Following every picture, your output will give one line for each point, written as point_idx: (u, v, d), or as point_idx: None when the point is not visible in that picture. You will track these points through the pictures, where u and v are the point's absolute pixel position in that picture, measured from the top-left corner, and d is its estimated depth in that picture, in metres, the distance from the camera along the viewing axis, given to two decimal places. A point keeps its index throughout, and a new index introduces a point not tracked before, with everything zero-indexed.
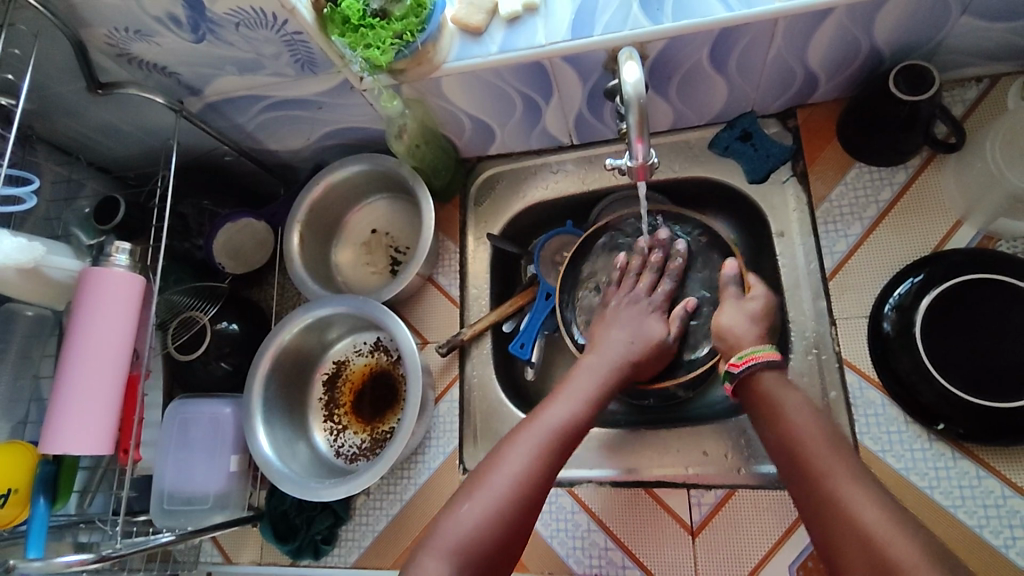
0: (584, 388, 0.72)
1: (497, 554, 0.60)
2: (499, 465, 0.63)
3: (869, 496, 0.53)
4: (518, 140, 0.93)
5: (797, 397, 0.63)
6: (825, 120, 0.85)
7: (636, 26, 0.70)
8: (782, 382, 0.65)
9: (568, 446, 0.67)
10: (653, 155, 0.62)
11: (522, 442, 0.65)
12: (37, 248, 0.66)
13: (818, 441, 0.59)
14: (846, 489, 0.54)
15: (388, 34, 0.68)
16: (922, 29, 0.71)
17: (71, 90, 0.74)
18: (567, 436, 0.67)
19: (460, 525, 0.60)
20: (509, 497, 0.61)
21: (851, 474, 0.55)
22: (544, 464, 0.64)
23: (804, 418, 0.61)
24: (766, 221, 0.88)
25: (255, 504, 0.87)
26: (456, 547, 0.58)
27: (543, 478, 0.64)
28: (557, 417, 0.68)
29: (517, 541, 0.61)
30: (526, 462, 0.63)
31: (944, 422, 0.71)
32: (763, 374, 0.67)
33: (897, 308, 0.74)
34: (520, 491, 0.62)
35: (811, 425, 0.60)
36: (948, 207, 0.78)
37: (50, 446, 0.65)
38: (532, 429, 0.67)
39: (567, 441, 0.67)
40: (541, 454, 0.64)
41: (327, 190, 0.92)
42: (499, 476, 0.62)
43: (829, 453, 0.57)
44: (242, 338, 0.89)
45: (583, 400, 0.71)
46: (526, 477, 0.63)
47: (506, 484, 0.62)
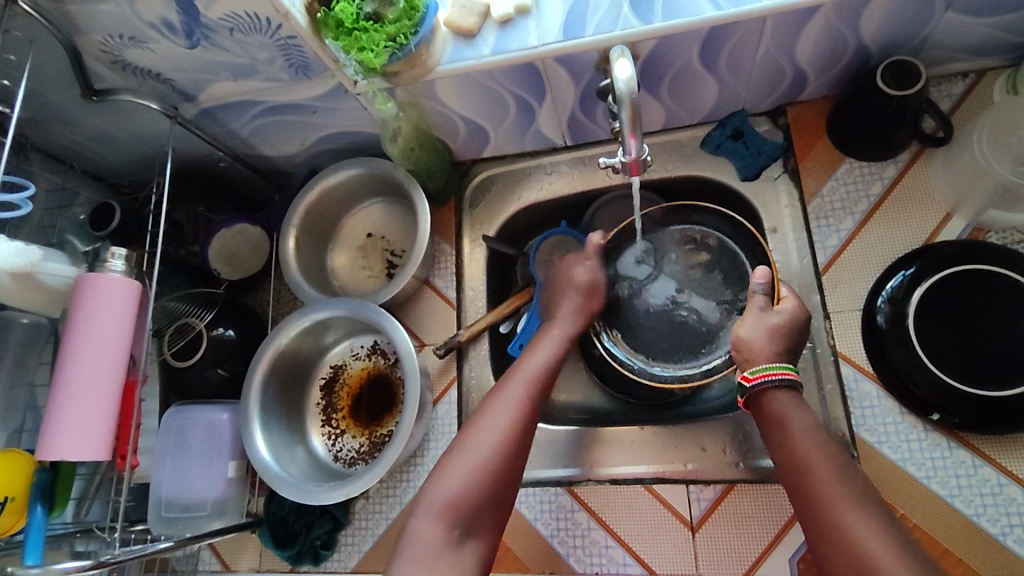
0: (556, 338, 0.75)
1: (491, 500, 0.60)
2: (486, 416, 0.64)
3: (875, 526, 0.52)
4: (512, 142, 0.94)
5: (805, 417, 0.61)
6: (815, 118, 0.86)
7: (626, 26, 0.70)
8: (792, 401, 0.63)
9: (540, 399, 0.67)
10: (646, 149, 0.63)
11: (506, 393, 0.67)
12: (34, 252, 0.66)
13: (827, 469, 0.57)
14: (851, 521, 0.53)
15: (382, 37, 0.69)
16: (908, 25, 0.72)
17: (65, 97, 0.74)
18: (537, 391, 0.67)
19: (455, 476, 0.60)
20: (489, 453, 0.61)
21: (855, 505, 0.54)
22: (529, 410, 0.65)
23: (811, 442, 0.59)
24: (759, 218, 0.88)
25: (254, 511, 0.87)
26: (456, 496, 0.59)
27: (530, 424, 0.65)
28: (524, 376, 0.68)
29: (512, 485, 0.62)
30: (513, 411, 0.65)
31: (939, 413, 0.71)
32: (772, 392, 0.63)
33: (890, 300, 0.75)
34: (499, 447, 0.62)
35: (818, 450, 0.58)
36: (938, 200, 0.79)
37: (48, 453, 0.65)
38: (514, 381, 0.68)
39: (545, 389, 0.68)
40: (525, 402, 0.66)
41: (322, 195, 0.93)
42: (487, 426, 0.63)
43: (834, 484, 0.56)
44: (239, 345, 0.89)
45: (546, 358, 0.71)
46: (514, 425, 0.64)
47: (495, 430, 0.63)
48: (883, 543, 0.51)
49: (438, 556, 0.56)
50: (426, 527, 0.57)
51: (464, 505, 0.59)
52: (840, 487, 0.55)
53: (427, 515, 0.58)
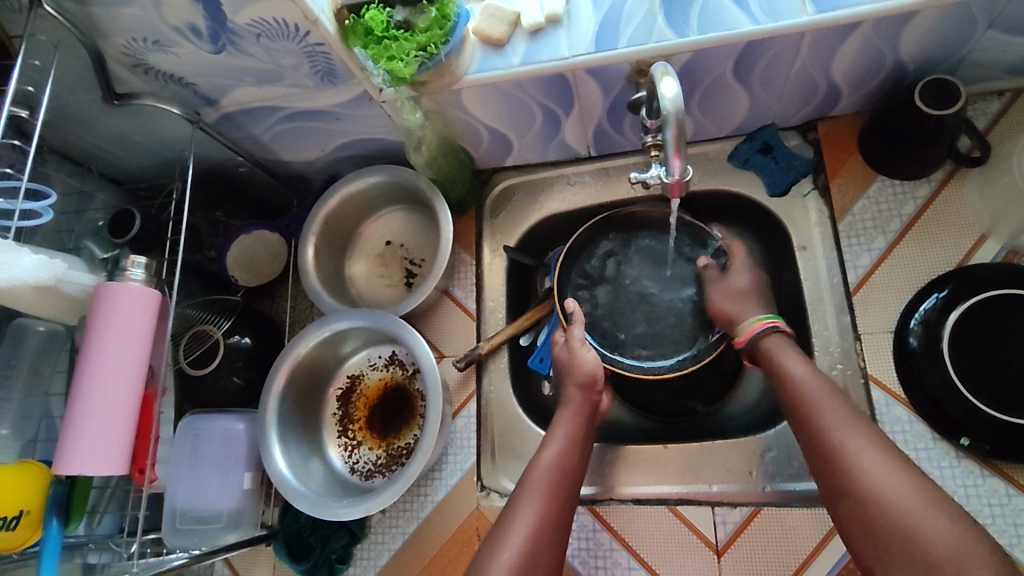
0: (568, 434, 0.70)
1: None
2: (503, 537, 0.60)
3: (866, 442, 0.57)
4: (536, 151, 0.92)
5: (799, 362, 0.66)
6: (847, 133, 0.85)
7: (660, 39, 0.69)
8: (786, 347, 0.69)
9: (564, 494, 0.65)
10: (688, 170, 0.61)
11: (521, 508, 0.62)
12: (58, 265, 0.64)
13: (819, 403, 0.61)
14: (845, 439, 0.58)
15: (412, 45, 0.67)
16: (948, 43, 0.71)
17: (85, 100, 0.73)
18: (559, 485, 0.65)
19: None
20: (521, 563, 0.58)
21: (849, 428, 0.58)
22: (546, 530, 0.61)
23: (808, 378, 0.64)
24: (787, 235, 0.87)
25: (267, 522, 0.86)
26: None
27: (549, 544, 0.61)
28: (544, 466, 0.66)
29: None
30: (530, 532, 0.60)
31: (969, 438, 0.70)
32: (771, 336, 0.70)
33: (923, 322, 0.74)
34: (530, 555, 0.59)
35: (818, 389, 0.63)
36: (972, 222, 0.78)
37: (64, 467, 0.63)
38: (529, 493, 0.64)
39: (558, 500, 0.64)
40: (541, 520, 0.61)
41: (343, 202, 0.91)
42: (505, 549, 0.59)
43: (836, 415, 0.59)
44: (255, 353, 0.88)
45: (566, 444, 0.69)
46: (537, 542, 0.60)
47: (513, 556, 0.58)
48: (879, 461, 0.55)
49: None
50: None
51: None
52: (843, 417, 0.59)
53: None
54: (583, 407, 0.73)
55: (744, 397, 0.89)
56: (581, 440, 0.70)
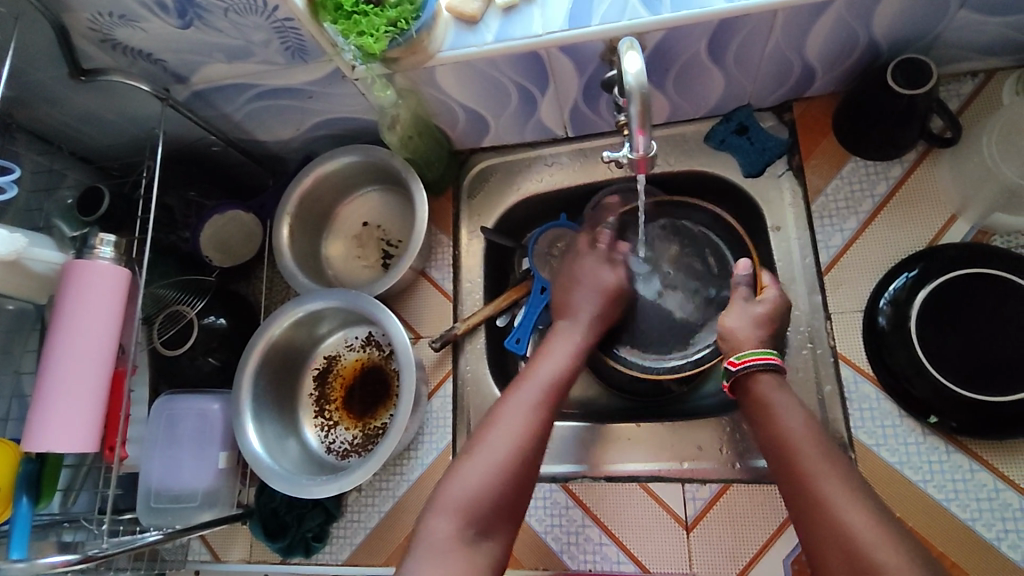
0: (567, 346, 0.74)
1: (512, 492, 0.60)
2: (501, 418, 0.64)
3: (861, 509, 0.53)
4: (513, 131, 0.92)
5: (790, 405, 0.62)
6: (823, 114, 0.85)
7: (633, 17, 0.69)
8: (777, 385, 0.64)
9: (560, 396, 0.69)
10: (654, 145, 0.61)
11: (520, 395, 0.66)
12: (19, 239, 0.64)
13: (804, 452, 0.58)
14: (838, 501, 0.54)
15: (382, 21, 0.67)
16: (920, 22, 0.71)
17: (52, 76, 0.72)
18: (558, 386, 0.68)
19: (469, 478, 0.59)
20: (513, 445, 0.62)
21: (845, 495, 0.54)
22: (542, 418, 0.65)
23: (798, 430, 0.60)
24: (761, 215, 0.87)
25: (244, 502, 0.86)
26: (469, 498, 0.58)
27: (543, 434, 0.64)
28: (545, 372, 0.69)
29: (521, 499, 0.61)
30: (525, 418, 0.64)
31: (936, 416, 0.71)
32: (760, 375, 0.65)
33: (893, 302, 0.74)
34: (524, 438, 0.62)
35: (812, 446, 0.58)
36: (943, 201, 0.78)
37: (33, 442, 0.63)
38: (526, 387, 0.67)
39: (560, 391, 0.68)
40: (537, 407, 0.65)
41: (318, 181, 0.91)
42: (498, 431, 0.63)
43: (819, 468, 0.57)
44: (230, 333, 0.88)
45: (566, 358, 0.72)
46: (530, 428, 0.63)
47: (505, 439, 0.62)
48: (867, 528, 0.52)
49: (450, 554, 0.56)
50: (441, 522, 0.57)
51: (482, 501, 0.59)
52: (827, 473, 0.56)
53: (443, 511, 0.58)
54: (585, 316, 0.79)
55: (717, 377, 0.90)
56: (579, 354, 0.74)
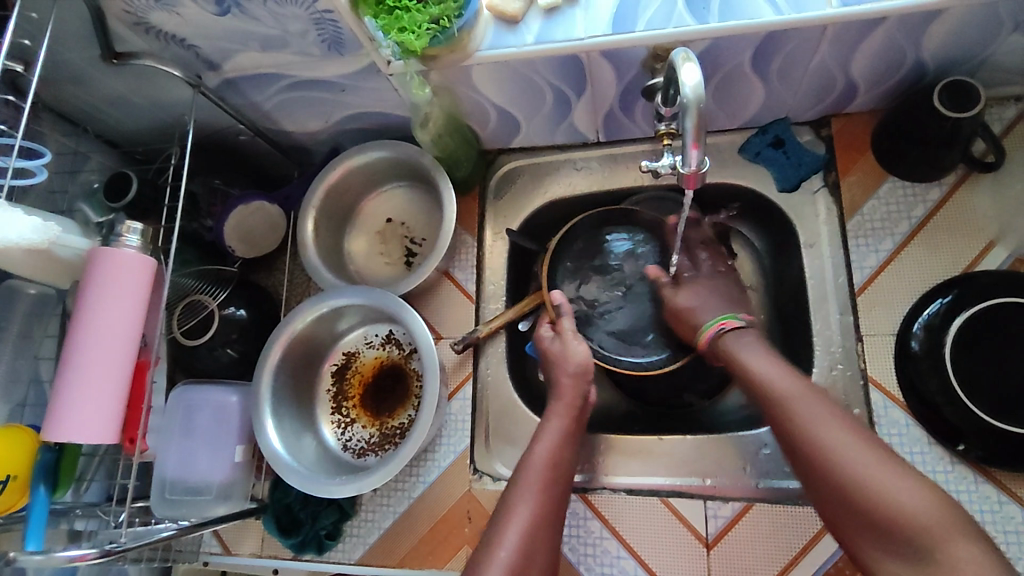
0: (563, 425, 0.71)
1: None
2: (508, 517, 0.61)
3: (836, 423, 0.57)
4: (544, 133, 0.90)
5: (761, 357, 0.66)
6: (860, 132, 0.84)
7: (680, 25, 0.67)
8: (746, 342, 0.69)
9: (557, 491, 0.65)
10: (705, 161, 0.59)
11: (523, 492, 0.63)
12: (52, 228, 0.64)
13: (783, 388, 0.62)
14: (814, 420, 0.57)
15: (424, 17, 0.65)
16: (970, 44, 0.70)
17: (84, 57, 0.71)
18: (554, 482, 0.65)
19: None
20: (518, 562, 0.58)
21: (823, 411, 0.58)
22: (542, 526, 0.61)
23: (769, 370, 0.64)
24: (793, 231, 0.86)
25: (258, 496, 0.85)
26: None
27: (544, 543, 0.61)
28: (539, 466, 0.66)
29: None
30: (526, 530, 0.60)
31: (965, 443, 0.70)
32: (728, 338, 0.71)
33: (926, 327, 0.73)
34: (528, 552, 0.59)
35: (787, 379, 0.62)
36: (981, 227, 0.77)
37: (53, 433, 0.62)
38: (525, 490, 0.63)
39: (555, 489, 0.65)
40: (537, 517, 0.62)
41: (345, 175, 0.89)
42: (501, 545, 0.58)
43: (799, 395, 0.60)
44: (250, 325, 0.87)
45: (558, 443, 0.69)
46: (531, 541, 0.60)
47: (510, 554, 0.58)
48: (848, 440, 0.55)
49: None
50: None
51: None
52: (804, 397, 0.60)
53: None
54: (577, 401, 0.73)
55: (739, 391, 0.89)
56: (572, 437, 0.70)
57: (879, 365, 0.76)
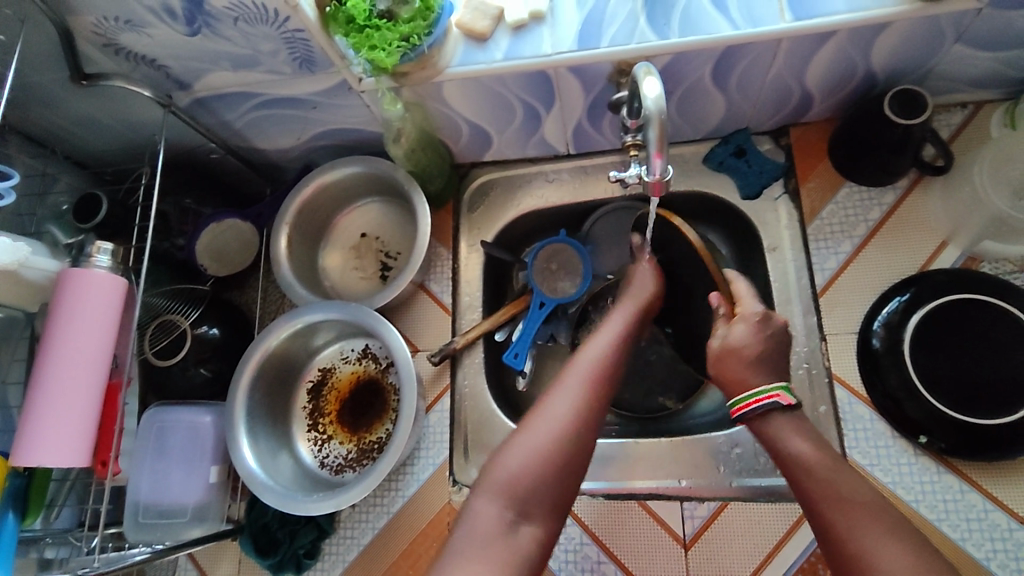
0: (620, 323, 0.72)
1: (565, 474, 0.59)
2: (552, 396, 0.63)
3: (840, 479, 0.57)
4: (515, 147, 0.92)
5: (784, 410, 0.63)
6: (817, 140, 0.87)
7: (642, 41, 0.70)
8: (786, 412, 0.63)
9: (613, 374, 0.66)
10: (670, 171, 0.61)
11: (571, 376, 0.64)
12: (21, 249, 0.63)
13: (784, 445, 0.61)
14: (820, 481, 0.57)
15: (394, 35, 0.67)
16: (917, 55, 0.73)
17: (52, 79, 0.71)
18: (608, 368, 0.66)
19: (514, 459, 0.58)
20: (562, 431, 0.59)
21: (826, 468, 0.58)
22: (593, 402, 0.62)
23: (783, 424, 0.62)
24: (757, 236, 0.88)
25: (233, 517, 0.84)
26: (511, 480, 0.57)
27: (593, 415, 0.62)
28: (593, 354, 0.66)
29: (574, 479, 0.59)
30: (575, 402, 0.62)
31: (926, 436, 0.73)
32: (771, 411, 0.63)
33: (886, 325, 0.76)
34: (575, 422, 0.60)
35: (793, 431, 0.62)
36: (934, 229, 0.81)
37: (22, 457, 0.61)
38: (574, 373, 0.64)
39: (611, 372, 0.66)
40: (587, 393, 0.63)
41: (318, 191, 0.90)
42: (547, 417, 0.60)
43: (801, 452, 0.60)
44: (223, 344, 0.86)
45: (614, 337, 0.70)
46: (581, 413, 0.61)
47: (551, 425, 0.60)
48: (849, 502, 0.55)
49: (492, 541, 0.54)
50: (485, 508, 0.56)
51: (525, 486, 0.57)
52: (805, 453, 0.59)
53: (488, 493, 0.57)
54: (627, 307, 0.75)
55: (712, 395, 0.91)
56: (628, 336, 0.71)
57: (843, 363, 0.79)
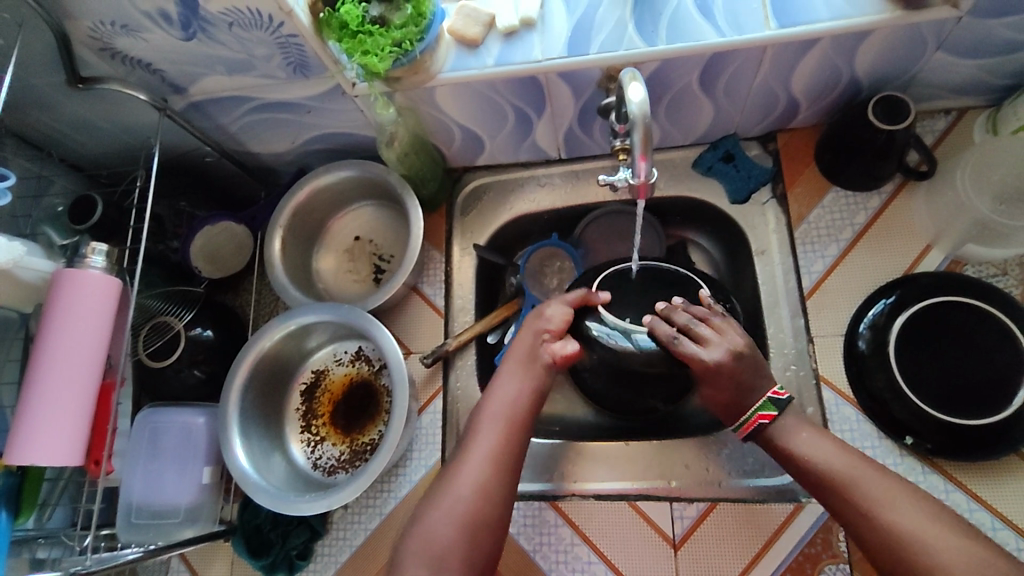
0: (522, 364, 0.72)
1: (483, 537, 0.61)
2: (465, 458, 0.65)
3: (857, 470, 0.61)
4: (507, 151, 0.93)
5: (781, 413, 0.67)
6: (804, 145, 0.89)
7: (630, 47, 0.71)
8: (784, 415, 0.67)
9: (521, 422, 0.68)
10: (654, 173, 0.62)
11: (482, 433, 0.67)
12: (17, 248, 0.64)
13: (794, 447, 0.64)
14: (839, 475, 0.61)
15: (387, 41, 0.68)
16: (900, 62, 0.75)
17: (48, 82, 0.72)
18: (515, 413, 0.68)
19: (434, 531, 0.60)
20: (474, 498, 0.62)
21: (841, 461, 0.62)
22: (503, 456, 0.65)
23: (784, 427, 0.66)
24: (746, 239, 0.90)
25: (226, 518, 0.85)
26: (436, 552, 0.59)
27: (506, 472, 0.64)
28: (501, 402, 0.69)
29: (497, 538, 0.62)
30: (485, 463, 0.64)
31: (912, 436, 0.74)
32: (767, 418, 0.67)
33: (872, 327, 0.77)
34: (484, 487, 0.63)
35: (798, 432, 0.65)
36: (919, 233, 0.82)
37: (16, 457, 0.61)
38: (484, 429, 0.67)
39: (521, 414, 0.69)
40: (498, 448, 0.65)
41: (312, 194, 0.91)
42: (458, 486, 0.63)
43: (813, 449, 0.63)
44: (216, 346, 0.86)
45: (521, 379, 0.71)
46: (494, 466, 0.64)
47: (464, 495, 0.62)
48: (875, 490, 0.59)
49: None
50: None
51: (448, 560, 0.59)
52: (817, 447, 0.63)
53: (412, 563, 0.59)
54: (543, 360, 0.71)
55: None
56: (537, 375, 0.71)
57: (830, 364, 0.80)
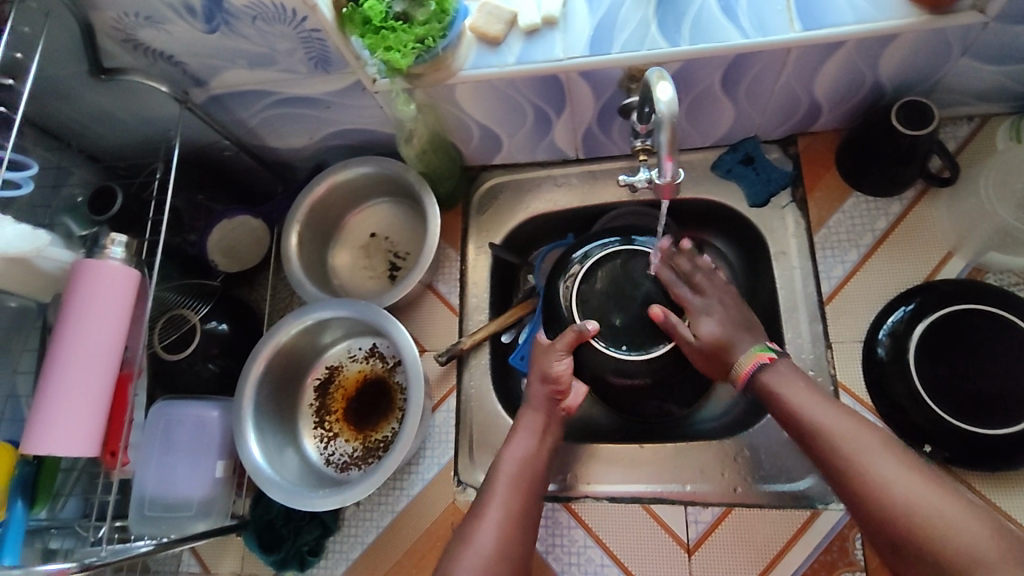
0: (535, 421, 0.73)
1: None
2: (483, 513, 0.65)
3: (838, 419, 0.61)
4: (525, 150, 0.93)
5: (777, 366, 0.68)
6: (825, 149, 0.88)
7: (653, 47, 0.71)
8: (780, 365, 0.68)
9: (533, 482, 0.69)
10: (681, 174, 0.62)
11: (497, 489, 0.67)
12: (40, 237, 0.63)
13: (785, 397, 0.65)
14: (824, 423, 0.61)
15: (410, 38, 0.68)
16: (925, 67, 0.74)
17: (71, 73, 0.72)
18: (528, 472, 0.69)
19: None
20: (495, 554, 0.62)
21: (829, 411, 0.62)
22: (518, 514, 0.66)
23: (777, 379, 0.67)
24: (764, 243, 0.89)
25: (238, 512, 0.84)
26: None
27: (520, 530, 0.65)
28: (513, 458, 0.70)
29: None
30: (502, 521, 0.64)
31: (931, 445, 0.73)
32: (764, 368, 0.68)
33: (891, 333, 0.77)
34: (502, 545, 0.63)
35: (792, 384, 0.66)
36: (940, 240, 0.81)
37: (32, 445, 0.62)
38: (498, 486, 0.67)
39: (533, 474, 0.69)
40: (513, 508, 0.66)
41: (330, 190, 0.91)
42: (478, 539, 0.62)
43: (804, 398, 0.64)
44: (231, 339, 0.86)
45: (535, 436, 0.72)
46: (509, 524, 0.64)
47: (485, 552, 0.61)
48: (854, 437, 0.59)
49: None
50: None
51: None
52: (807, 398, 0.64)
53: None
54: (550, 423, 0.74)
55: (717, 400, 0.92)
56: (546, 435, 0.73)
57: (849, 370, 0.79)
